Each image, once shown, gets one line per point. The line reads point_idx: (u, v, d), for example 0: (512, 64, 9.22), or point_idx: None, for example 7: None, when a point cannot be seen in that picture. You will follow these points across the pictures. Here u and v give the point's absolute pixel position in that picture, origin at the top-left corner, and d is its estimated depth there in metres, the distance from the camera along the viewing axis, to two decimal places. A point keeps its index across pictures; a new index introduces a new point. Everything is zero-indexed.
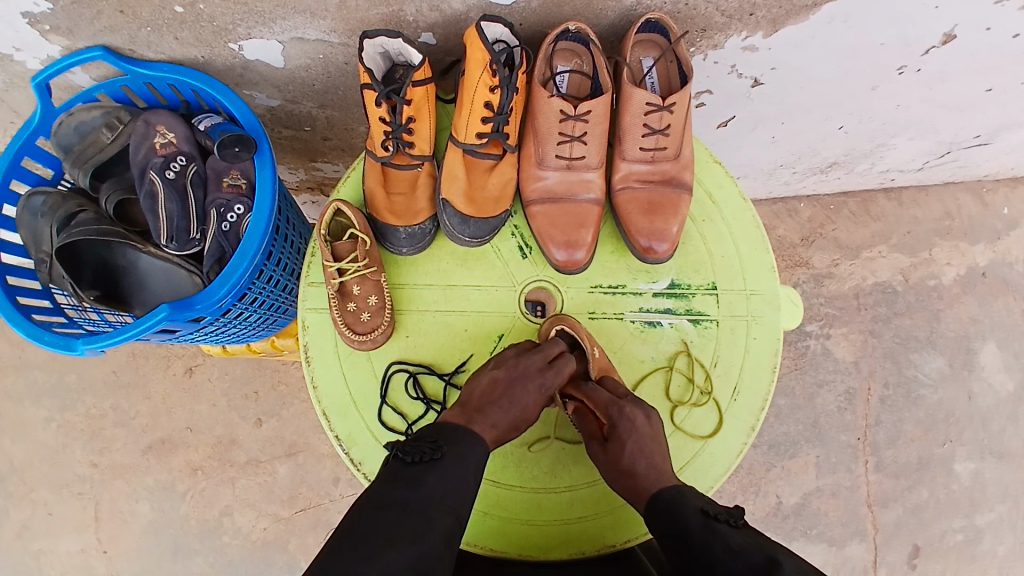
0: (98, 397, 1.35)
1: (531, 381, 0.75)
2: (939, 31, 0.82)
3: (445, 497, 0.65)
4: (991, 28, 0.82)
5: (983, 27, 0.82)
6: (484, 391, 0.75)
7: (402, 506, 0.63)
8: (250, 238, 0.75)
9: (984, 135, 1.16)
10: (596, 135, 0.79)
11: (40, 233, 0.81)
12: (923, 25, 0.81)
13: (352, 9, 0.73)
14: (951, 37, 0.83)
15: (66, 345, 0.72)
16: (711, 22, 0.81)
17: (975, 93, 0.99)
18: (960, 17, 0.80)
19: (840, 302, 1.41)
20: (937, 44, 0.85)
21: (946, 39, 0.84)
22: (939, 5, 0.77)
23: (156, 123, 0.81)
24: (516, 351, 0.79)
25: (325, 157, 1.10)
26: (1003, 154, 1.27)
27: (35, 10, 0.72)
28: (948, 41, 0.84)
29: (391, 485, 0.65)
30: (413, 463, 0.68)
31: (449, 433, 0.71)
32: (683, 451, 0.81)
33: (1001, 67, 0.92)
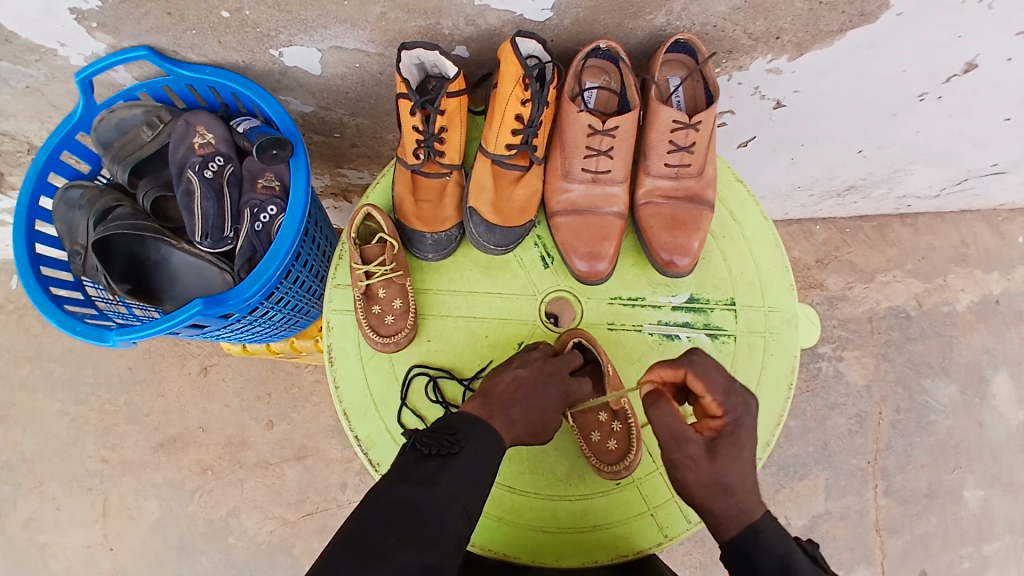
0: (113, 392, 1.37)
1: (552, 388, 0.76)
2: (962, 60, 0.83)
3: (459, 499, 0.67)
4: (1011, 59, 0.83)
5: (1006, 57, 0.83)
6: (502, 391, 0.75)
7: (415, 508, 0.64)
8: (283, 238, 0.77)
9: (1002, 164, 1.17)
10: (622, 150, 0.80)
11: (75, 225, 0.84)
12: (947, 54, 0.82)
13: (390, 20, 0.75)
14: (973, 66, 0.85)
15: (99, 336, 0.73)
16: (738, 44, 0.83)
17: (994, 122, 1.00)
18: (982, 47, 0.81)
19: (853, 325, 1.41)
20: (959, 73, 0.86)
21: (968, 68, 0.85)
22: (961, 35, 0.78)
23: (196, 124, 0.84)
24: (542, 354, 0.80)
25: (351, 163, 1.13)
26: (1021, 183, 1.27)
27: (83, 7, 0.74)
28: (969, 70, 0.85)
29: (405, 481, 0.67)
30: (430, 455, 0.69)
31: (469, 427, 0.72)
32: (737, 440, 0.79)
33: (1022, 97, 0.93)
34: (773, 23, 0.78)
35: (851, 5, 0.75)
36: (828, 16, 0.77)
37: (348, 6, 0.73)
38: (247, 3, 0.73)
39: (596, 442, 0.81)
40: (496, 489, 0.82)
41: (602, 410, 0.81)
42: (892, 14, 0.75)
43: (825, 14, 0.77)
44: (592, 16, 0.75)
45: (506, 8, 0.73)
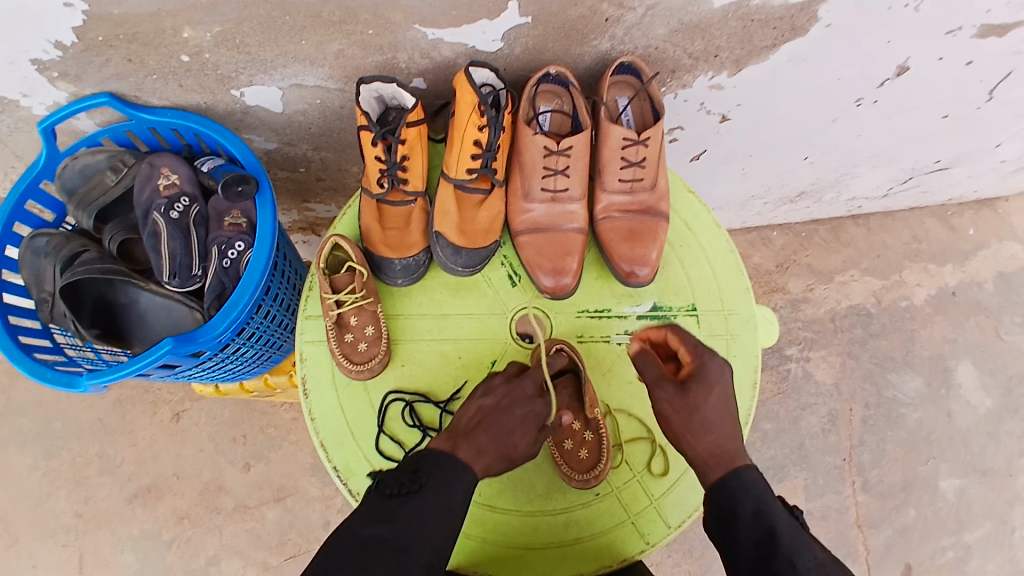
0: (83, 444, 1.33)
1: (518, 411, 0.77)
2: (894, 64, 0.90)
3: (422, 534, 0.67)
4: (943, 58, 0.89)
5: (937, 57, 0.89)
6: (471, 418, 0.77)
7: (376, 548, 0.65)
8: (251, 273, 0.77)
9: (944, 160, 1.24)
10: (578, 169, 0.84)
11: (42, 272, 0.83)
12: (880, 58, 0.88)
13: (348, 57, 0.78)
14: (905, 68, 0.91)
15: (69, 382, 0.73)
16: (680, 64, 0.88)
17: (933, 120, 1.07)
18: (911, 51, 0.87)
19: (817, 326, 1.46)
20: (893, 76, 0.92)
21: (900, 71, 0.91)
22: (891, 40, 0.84)
23: (160, 165, 0.85)
24: (506, 377, 0.80)
25: (318, 198, 1.15)
26: (964, 178, 1.35)
27: (44, 58, 0.75)
28: (902, 73, 0.92)
29: (366, 522, 0.67)
30: (392, 495, 0.69)
31: (433, 460, 0.73)
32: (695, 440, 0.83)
33: (952, 97, 1.00)
34: (711, 43, 0.84)
35: (781, 22, 0.80)
36: (761, 33, 0.82)
37: (306, 45, 0.76)
38: (206, 46, 0.75)
39: (568, 453, 0.82)
40: (478, 508, 0.82)
41: (576, 421, 0.83)
42: (822, 27, 0.81)
43: (759, 31, 0.82)
44: (541, 44, 0.80)
45: (459, 40, 0.77)
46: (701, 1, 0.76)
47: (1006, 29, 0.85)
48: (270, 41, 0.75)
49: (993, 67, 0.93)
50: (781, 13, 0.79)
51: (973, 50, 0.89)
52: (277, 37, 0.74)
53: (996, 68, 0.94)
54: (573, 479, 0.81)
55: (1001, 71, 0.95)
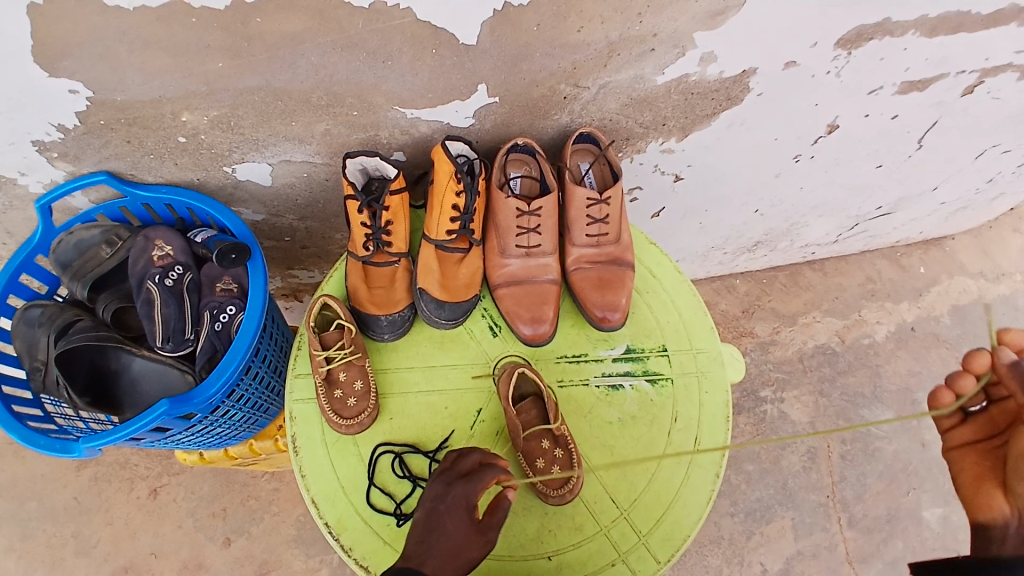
0: (58, 526, 1.29)
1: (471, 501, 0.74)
2: (824, 122, 1.02)
3: None
4: (869, 115, 1.03)
5: (862, 114, 1.02)
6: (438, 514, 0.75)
7: None
8: (243, 335, 0.81)
9: (885, 207, 1.38)
10: (549, 226, 0.92)
11: (35, 343, 0.86)
12: (809, 119, 1.00)
13: (334, 135, 0.86)
14: (835, 126, 1.03)
15: (64, 448, 0.75)
16: (633, 132, 0.99)
17: (869, 169, 1.20)
18: (838, 112, 1.00)
19: (787, 367, 1.54)
20: (825, 133, 1.05)
21: (830, 129, 1.04)
22: (818, 103, 0.97)
23: (155, 238, 0.90)
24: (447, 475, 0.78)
25: (302, 264, 1.20)
26: (906, 222, 1.49)
27: (45, 139, 0.81)
28: (832, 130, 1.04)
29: None
30: None
31: None
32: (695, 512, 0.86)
33: (883, 147, 1.13)
34: (658, 113, 0.95)
35: (718, 93, 0.92)
36: (701, 104, 0.94)
37: (296, 126, 0.84)
38: (203, 128, 0.82)
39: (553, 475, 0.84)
40: None
41: (545, 438, 0.86)
42: (754, 95, 0.93)
43: (698, 102, 0.94)
44: (508, 120, 0.89)
45: (434, 118, 0.86)
46: (646, 79, 0.87)
47: (925, 83, 0.98)
48: (263, 122, 0.82)
49: (920, 117, 1.06)
50: (716, 86, 0.91)
51: (895, 107, 1.02)
52: (270, 119, 0.82)
53: (921, 118, 1.07)
54: (575, 490, 0.84)
55: (924, 122, 1.08)
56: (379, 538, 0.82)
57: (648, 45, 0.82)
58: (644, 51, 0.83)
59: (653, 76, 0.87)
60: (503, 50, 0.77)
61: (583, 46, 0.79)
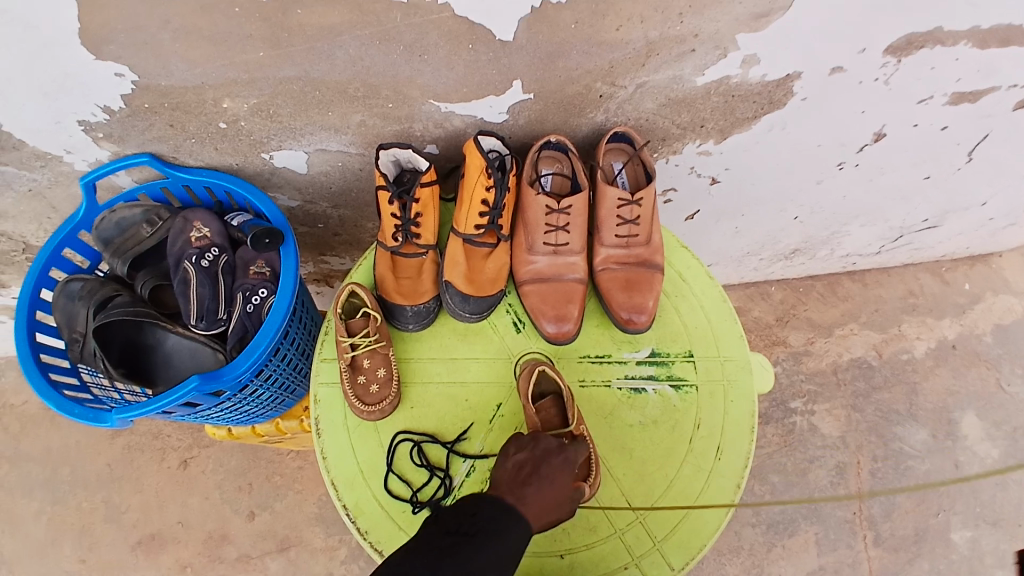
0: (95, 489, 1.36)
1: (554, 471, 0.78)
2: (871, 130, 0.98)
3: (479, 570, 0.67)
4: (917, 125, 0.98)
5: (911, 124, 0.98)
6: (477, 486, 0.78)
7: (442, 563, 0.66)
8: (272, 319, 0.83)
9: (932, 218, 1.32)
10: (578, 225, 0.91)
11: (75, 315, 0.91)
12: (855, 126, 0.97)
13: (368, 126, 0.88)
14: (882, 134, 0.99)
15: (97, 417, 0.79)
16: (669, 133, 0.97)
17: (917, 179, 1.15)
18: (886, 119, 0.96)
19: (818, 379, 1.50)
20: (871, 141, 1.01)
21: (877, 137, 1.00)
22: (865, 110, 0.93)
23: (194, 219, 0.93)
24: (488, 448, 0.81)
25: (334, 251, 1.23)
26: (954, 235, 1.42)
27: (92, 119, 0.84)
28: (880, 138, 1.00)
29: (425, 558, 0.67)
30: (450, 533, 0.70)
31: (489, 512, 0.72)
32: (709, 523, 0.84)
33: (932, 158, 1.09)
34: (696, 114, 0.93)
35: (759, 96, 0.89)
36: (742, 106, 0.91)
37: (332, 116, 0.85)
38: (243, 115, 0.84)
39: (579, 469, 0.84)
40: None
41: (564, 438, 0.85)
42: (797, 99, 0.91)
43: (739, 105, 0.91)
44: (542, 116, 0.89)
45: (468, 112, 0.86)
46: (684, 79, 0.86)
47: (977, 95, 0.93)
48: (300, 112, 0.84)
49: (967, 129, 1.01)
50: (758, 89, 0.88)
51: (948, 116, 0.97)
52: (307, 109, 0.83)
53: (971, 131, 1.02)
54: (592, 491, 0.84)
55: (976, 135, 1.03)
56: (394, 524, 0.84)
57: (688, 45, 0.80)
58: (684, 52, 0.81)
59: (691, 77, 0.85)
60: (539, 46, 0.77)
61: (621, 45, 0.78)
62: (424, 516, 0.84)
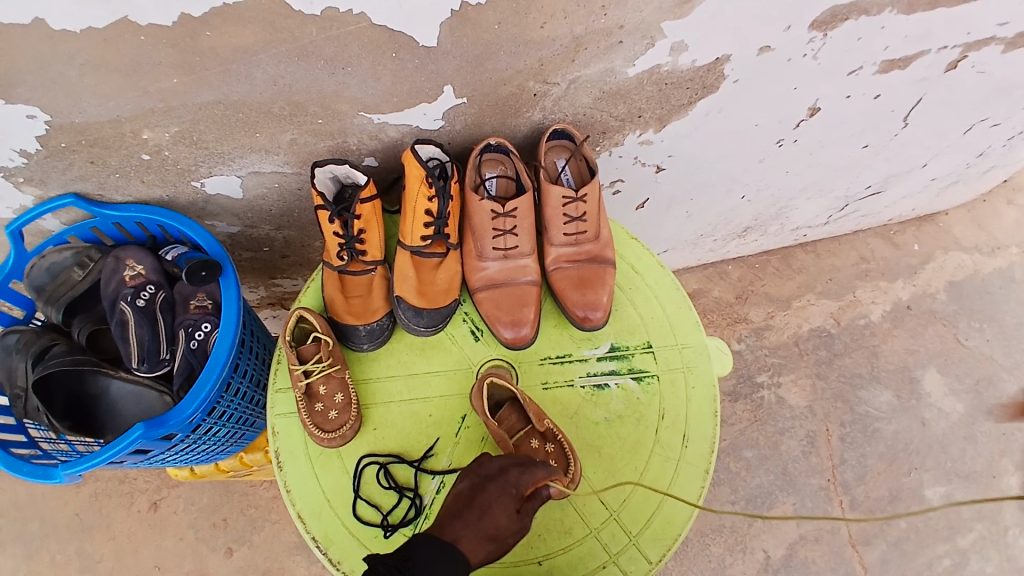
0: (59, 545, 1.29)
1: (490, 486, 0.77)
2: (806, 106, 1.00)
3: None
4: (851, 96, 1.01)
5: (844, 95, 1.00)
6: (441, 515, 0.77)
7: None
8: (218, 354, 0.80)
9: (874, 186, 1.36)
10: (525, 227, 0.90)
11: (14, 370, 0.86)
12: (789, 103, 0.98)
13: (301, 144, 0.85)
14: (816, 109, 1.02)
15: (46, 474, 0.75)
16: (609, 125, 0.97)
17: (856, 150, 1.18)
18: (819, 95, 0.98)
19: (782, 351, 1.53)
20: (806, 116, 1.03)
21: (812, 112, 1.02)
22: (797, 87, 0.95)
23: (126, 257, 0.89)
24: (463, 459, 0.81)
25: (285, 273, 1.19)
26: (897, 200, 1.47)
27: (10, 165, 0.79)
28: (814, 113, 1.03)
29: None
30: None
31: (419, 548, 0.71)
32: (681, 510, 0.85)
33: (868, 128, 1.12)
34: (632, 105, 0.93)
35: (692, 82, 0.90)
36: (676, 93, 0.92)
37: (261, 137, 0.82)
38: (166, 145, 0.81)
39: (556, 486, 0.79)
40: None
41: (535, 437, 0.85)
42: (730, 82, 0.92)
43: (673, 92, 0.92)
44: (479, 120, 0.88)
45: (403, 122, 0.85)
46: (616, 71, 0.86)
47: (906, 61, 0.96)
48: (227, 136, 0.81)
49: (903, 96, 1.05)
50: (690, 75, 0.89)
51: (875, 87, 1.00)
52: (233, 132, 0.80)
53: (904, 97, 1.05)
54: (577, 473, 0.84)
55: (909, 100, 1.06)
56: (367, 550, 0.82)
57: (615, 37, 0.80)
58: (612, 44, 0.81)
59: (623, 68, 0.85)
60: (465, 50, 0.76)
61: (548, 43, 0.78)
62: (397, 539, 0.82)
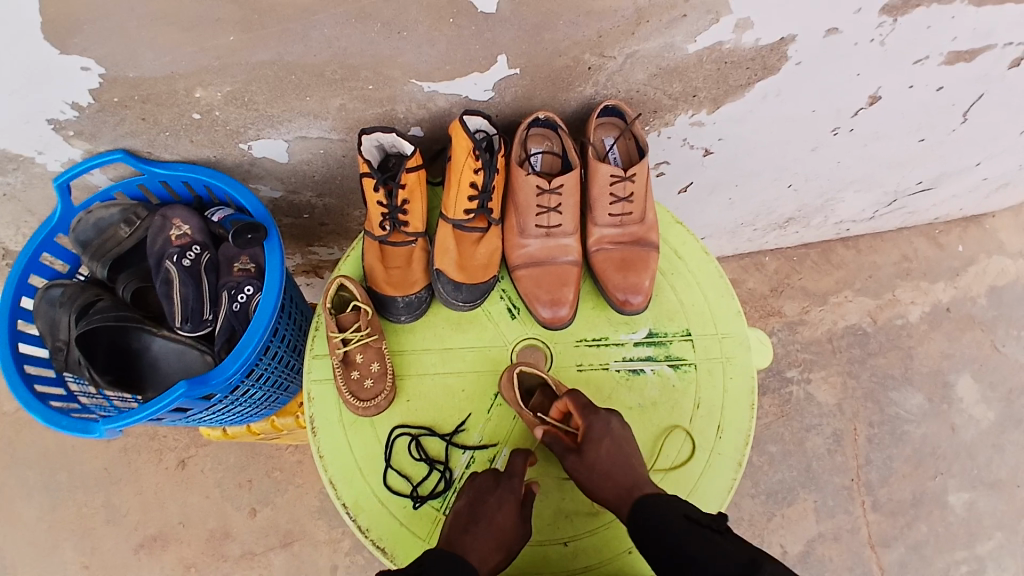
0: (92, 493, 1.34)
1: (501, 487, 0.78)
2: (866, 94, 0.95)
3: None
4: (914, 86, 0.95)
5: (907, 85, 0.95)
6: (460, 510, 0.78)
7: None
8: (260, 317, 0.80)
9: (926, 182, 1.30)
10: (570, 205, 0.88)
11: (57, 323, 0.88)
12: (850, 90, 0.93)
13: (349, 110, 0.84)
14: (877, 98, 0.96)
15: (86, 428, 0.77)
16: (661, 105, 0.93)
17: (910, 144, 1.12)
18: (881, 82, 0.93)
19: (815, 347, 1.49)
20: (865, 105, 0.98)
21: (872, 100, 0.97)
22: (860, 73, 0.90)
23: (173, 217, 0.90)
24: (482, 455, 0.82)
25: (321, 241, 1.19)
26: (947, 198, 1.41)
27: (61, 117, 0.80)
28: (874, 102, 0.97)
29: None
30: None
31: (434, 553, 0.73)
32: (711, 500, 0.85)
33: (927, 121, 1.06)
34: (688, 84, 0.89)
35: (753, 63, 0.86)
36: (735, 73, 0.88)
37: (310, 101, 0.81)
38: (217, 105, 0.80)
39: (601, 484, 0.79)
40: None
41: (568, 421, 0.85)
42: (792, 64, 0.87)
43: (732, 72, 0.88)
44: (529, 93, 0.85)
45: (453, 91, 0.83)
46: (675, 47, 0.82)
47: (972, 55, 0.90)
48: (277, 98, 0.80)
49: (964, 92, 0.99)
50: (751, 55, 0.85)
51: (940, 79, 0.94)
52: (284, 95, 0.79)
53: (966, 92, 0.99)
54: None
55: (970, 96, 1.00)
56: (395, 518, 0.83)
57: (679, 11, 0.76)
58: (675, 18, 0.77)
59: (683, 44, 0.82)
60: (524, 18, 0.73)
61: (610, 13, 0.75)
62: (427, 510, 0.83)
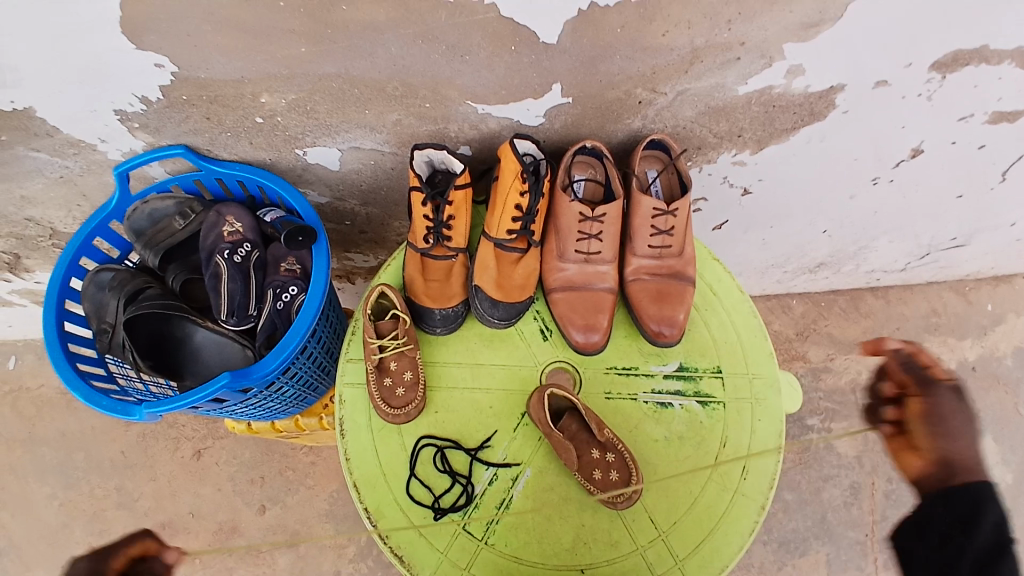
0: (109, 475, 1.36)
1: None
2: (909, 146, 0.96)
3: None
4: (956, 142, 0.95)
5: (949, 141, 0.95)
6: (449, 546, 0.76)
7: None
8: (303, 317, 0.83)
9: (960, 238, 1.29)
10: (611, 234, 0.90)
11: (105, 306, 0.91)
12: (894, 141, 0.94)
13: (404, 125, 0.87)
14: (919, 151, 0.97)
15: (126, 410, 0.78)
16: (706, 142, 0.95)
17: (948, 199, 1.12)
18: (924, 136, 0.94)
19: (837, 396, 1.47)
20: (907, 157, 0.98)
21: (914, 153, 0.97)
22: (905, 126, 0.91)
23: (226, 214, 0.94)
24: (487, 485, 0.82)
25: (358, 248, 1.22)
26: (980, 255, 1.39)
27: (128, 109, 0.83)
28: (916, 155, 0.98)
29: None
30: None
31: None
32: (732, 542, 0.83)
33: (967, 177, 1.05)
34: (734, 124, 0.91)
35: (801, 108, 0.87)
36: (782, 117, 0.89)
37: (368, 114, 0.84)
38: (280, 111, 0.84)
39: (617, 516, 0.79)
40: (504, 560, 0.82)
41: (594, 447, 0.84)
42: (838, 112, 0.88)
43: (779, 116, 0.89)
44: (579, 121, 0.88)
45: (504, 115, 0.85)
46: (726, 87, 0.84)
47: (1017, 115, 0.91)
48: (337, 109, 0.83)
49: (1006, 150, 0.99)
50: (800, 100, 0.86)
51: (984, 136, 0.94)
52: (344, 106, 0.83)
53: (1009, 150, 0.99)
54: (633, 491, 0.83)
55: (1011, 156, 1.00)
56: (414, 528, 0.83)
57: (733, 53, 0.78)
58: (728, 60, 0.79)
59: (734, 85, 0.83)
60: (583, 50, 0.75)
61: (665, 52, 0.77)
62: (446, 523, 0.83)
